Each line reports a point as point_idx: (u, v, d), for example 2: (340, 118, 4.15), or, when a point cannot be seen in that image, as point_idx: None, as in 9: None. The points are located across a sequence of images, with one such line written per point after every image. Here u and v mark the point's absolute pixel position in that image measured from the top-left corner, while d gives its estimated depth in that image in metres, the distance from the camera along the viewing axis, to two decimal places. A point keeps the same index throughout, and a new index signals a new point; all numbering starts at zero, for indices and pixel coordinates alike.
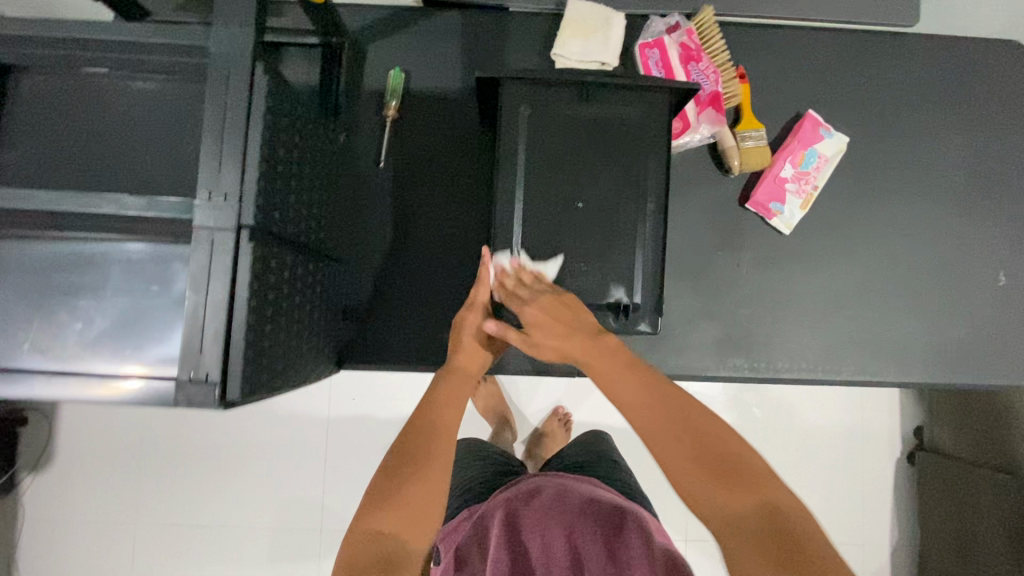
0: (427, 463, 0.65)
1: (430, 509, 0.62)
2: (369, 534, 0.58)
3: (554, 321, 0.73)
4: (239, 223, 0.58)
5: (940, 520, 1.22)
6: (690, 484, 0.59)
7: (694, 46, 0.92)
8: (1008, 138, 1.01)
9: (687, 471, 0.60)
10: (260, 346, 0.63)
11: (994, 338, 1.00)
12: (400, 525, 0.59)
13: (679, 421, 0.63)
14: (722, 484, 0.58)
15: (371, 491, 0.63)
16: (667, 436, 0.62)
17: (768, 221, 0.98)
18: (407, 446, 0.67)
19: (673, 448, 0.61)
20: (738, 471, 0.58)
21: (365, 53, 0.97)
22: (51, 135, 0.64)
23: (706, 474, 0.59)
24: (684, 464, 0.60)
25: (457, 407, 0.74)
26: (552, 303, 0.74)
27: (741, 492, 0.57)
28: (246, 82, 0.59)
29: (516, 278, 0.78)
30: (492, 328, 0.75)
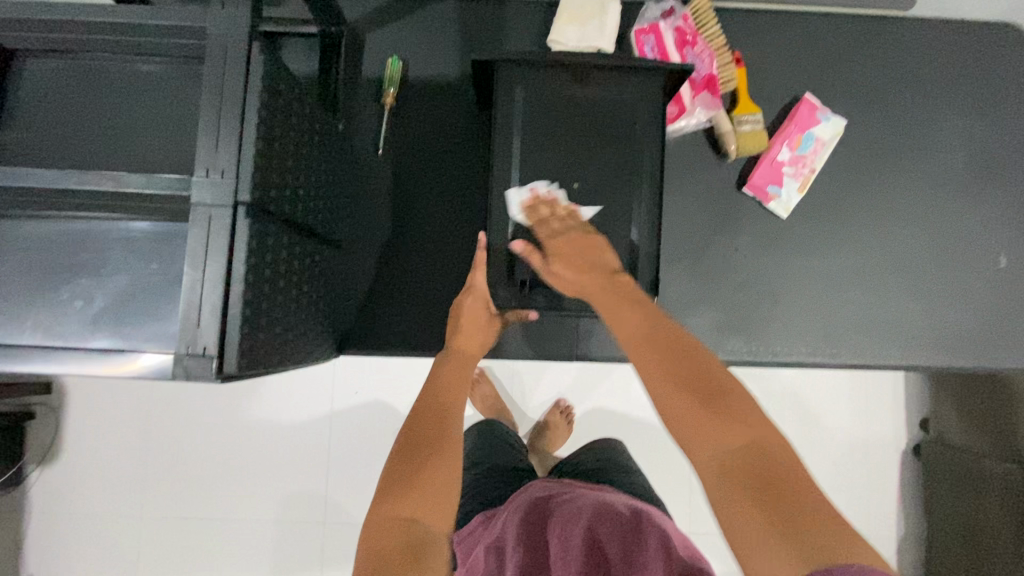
0: (442, 449, 0.65)
1: (448, 497, 0.61)
2: (394, 520, 0.57)
3: (577, 255, 0.75)
4: (236, 199, 0.59)
5: (947, 509, 1.21)
6: (673, 411, 0.54)
7: (689, 31, 0.92)
8: (1008, 120, 1.01)
9: (669, 391, 0.55)
10: (257, 323, 0.64)
11: (996, 321, 1.00)
12: (422, 508, 0.58)
13: (668, 352, 0.59)
14: (707, 414, 0.52)
15: (389, 479, 0.61)
16: (655, 365, 0.58)
17: (766, 204, 0.98)
18: (415, 434, 0.66)
19: (658, 373, 0.57)
20: (726, 403, 0.53)
21: (363, 41, 0.98)
22: (55, 115, 0.65)
23: (689, 401, 0.53)
24: (668, 384, 0.56)
25: (461, 391, 0.75)
26: (577, 238, 0.76)
27: (727, 427, 0.51)
28: (243, 61, 0.60)
29: (549, 208, 0.78)
30: (518, 247, 0.77)
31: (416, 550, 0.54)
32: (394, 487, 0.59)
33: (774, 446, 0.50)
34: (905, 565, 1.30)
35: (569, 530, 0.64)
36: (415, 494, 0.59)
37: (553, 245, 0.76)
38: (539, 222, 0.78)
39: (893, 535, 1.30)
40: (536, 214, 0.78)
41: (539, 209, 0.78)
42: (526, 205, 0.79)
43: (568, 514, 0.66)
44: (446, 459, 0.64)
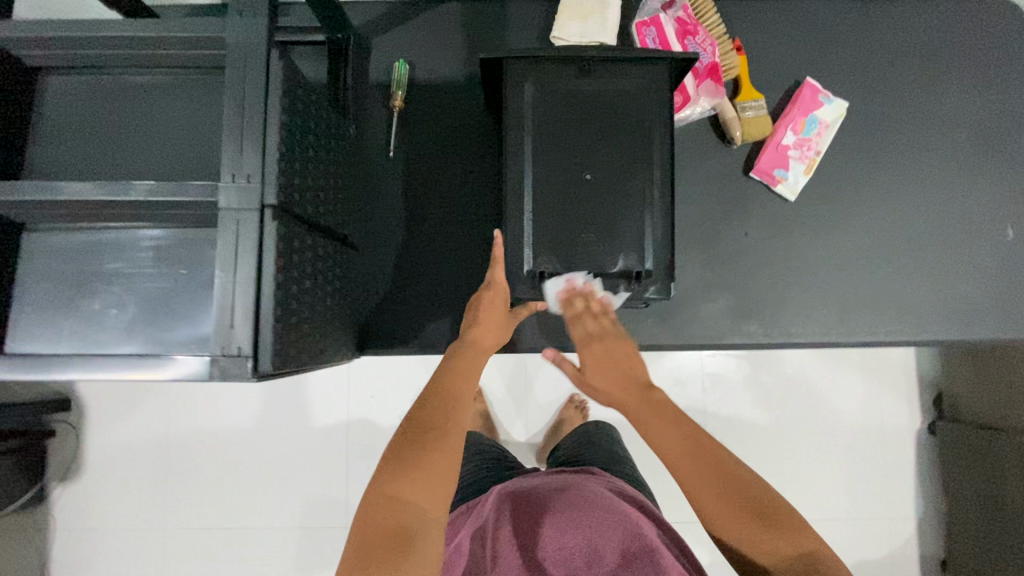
0: (443, 435, 0.64)
1: (445, 481, 0.62)
2: (385, 498, 0.59)
3: (605, 359, 0.76)
4: (262, 203, 0.61)
5: (965, 484, 1.22)
6: (734, 534, 0.59)
7: (690, 21, 0.95)
8: (1008, 93, 1.02)
9: (722, 511, 0.59)
10: (287, 322, 0.65)
11: (1005, 293, 1.01)
12: (418, 491, 0.60)
13: (711, 469, 0.62)
14: (761, 531, 0.58)
15: (388, 456, 0.63)
16: (699, 483, 0.61)
17: (774, 188, 1.00)
18: (419, 418, 0.66)
19: (710, 493, 0.61)
20: (775, 514, 0.58)
21: (369, 47, 1.00)
22: (80, 132, 0.68)
23: (744, 519, 0.58)
24: (720, 505, 0.60)
25: (472, 379, 0.73)
26: (613, 343, 0.78)
27: (780, 540, 0.57)
28: (263, 68, 0.61)
29: (584, 302, 0.81)
30: (549, 356, 0.80)
31: (410, 533, 0.57)
32: (393, 470, 0.61)
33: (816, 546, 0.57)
34: (924, 540, 1.32)
35: (565, 521, 0.65)
36: (416, 481, 0.60)
37: (588, 348, 0.78)
38: (576, 317, 0.80)
39: (910, 511, 1.32)
40: (571, 308, 0.81)
41: (573, 303, 0.81)
42: (561, 296, 0.82)
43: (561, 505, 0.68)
44: (448, 447, 0.64)
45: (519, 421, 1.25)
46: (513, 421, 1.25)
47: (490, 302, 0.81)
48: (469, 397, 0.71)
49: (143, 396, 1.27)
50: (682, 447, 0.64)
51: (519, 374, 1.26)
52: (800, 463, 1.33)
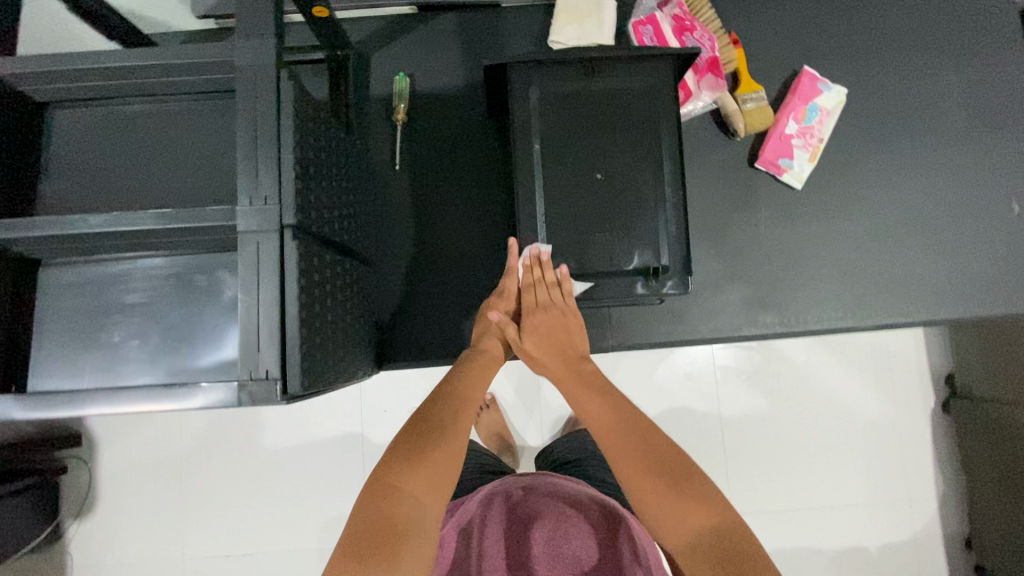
0: (449, 435, 0.67)
1: (447, 475, 0.63)
2: (389, 488, 0.59)
3: (552, 336, 0.82)
4: (282, 223, 0.60)
5: (985, 462, 1.22)
6: (642, 489, 0.64)
7: (687, 17, 0.95)
8: (1003, 71, 1.04)
9: (635, 466, 0.66)
10: (312, 341, 0.65)
11: (1014, 268, 1.02)
12: (419, 485, 0.60)
13: (633, 431, 0.70)
14: (676, 496, 0.62)
15: (392, 450, 0.64)
16: (625, 453, 0.67)
17: (780, 177, 1.00)
18: (428, 418, 0.68)
19: (627, 451, 0.67)
20: (692, 485, 0.63)
21: (369, 62, 1.00)
22: (90, 164, 0.68)
23: (661, 484, 0.63)
24: (634, 462, 0.66)
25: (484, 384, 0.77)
26: (558, 317, 0.82)
27: (693, 508, 0.61)
28: (274, 89, 0.61)
29: (542, 274, 0.82)
30: (496, 317, 0.83)
31: (408, 525, 0.57)
32: (398, 460, 0.62)
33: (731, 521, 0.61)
34: (947, 520, 1.31)
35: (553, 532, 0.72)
36: (423, 474, 0.61)
37: (532, 318, 0.82)
38: (529, 286, 0.83)
39: (933, 492, 1.32)
40: (529, 275, 0.83)
41: (531, 271, 0.82)
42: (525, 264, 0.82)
43: (552, 521, 0.73)
44: (454, 445, 0.66)
45: (536, 427, 1.24)
46: (530, 428, 1.25)
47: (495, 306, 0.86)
48: (475, 405, 0.73)
49: (156, 425, 1.26)
50: (615, 422, 0.71)
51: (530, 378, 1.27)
52: (818, 449, 1.33)
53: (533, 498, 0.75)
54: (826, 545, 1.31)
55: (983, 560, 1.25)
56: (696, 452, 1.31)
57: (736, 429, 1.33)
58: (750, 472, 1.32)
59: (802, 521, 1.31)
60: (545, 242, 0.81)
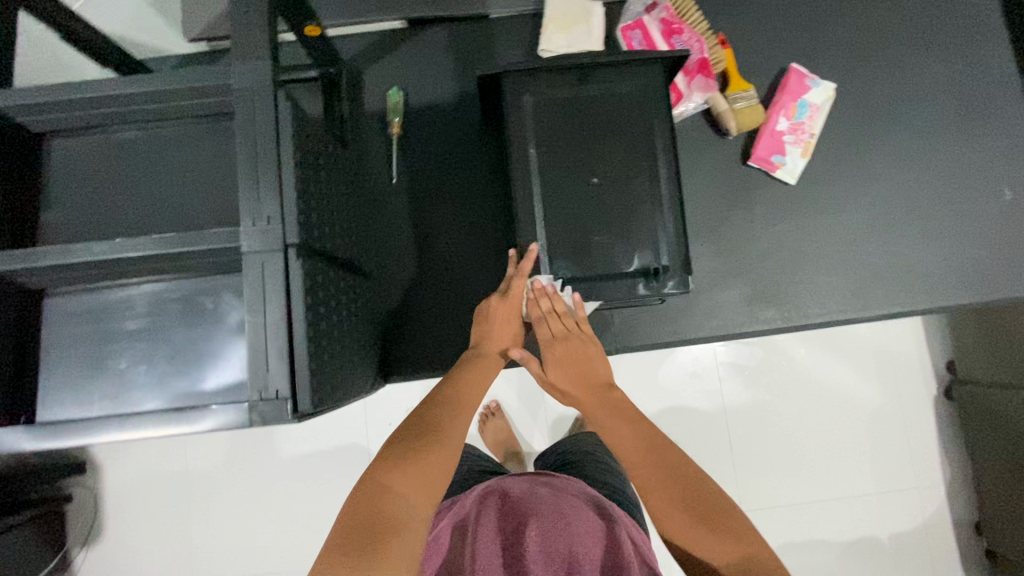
0: (442, 436, 0.66)
1: (436, 472, 0.62)
2: (376, 483, 0.60)
3: (574, 363, 0.78)
4: (285, 243, 0.61)
5: (989, 445, 1.23)
6: (679, 532, 0.61)
7: (674, 20, 0.96)
8: (987, 59, 1.05)
9: (667, 506, 0.62)
10: (320, 358, 0.65)
11: (1008, 252, 1.03)
12: (404, 479, 0.60)
13: (661, 466, 0.66)
14: (703, 530, 0.59)
15: (384, 449, 0.64)
16: (649, 479, 0.65)
17: (774, 174, 1.01)
18: (422, 420, 0.68)
19: (658, 491, 0.64)
20: (721, 518, 0.60)
21: (362, 78, 1.01)
22: (90, 191, 0.68)
23: (688, 518, 0.60)
24: (665, 501, 0.63)
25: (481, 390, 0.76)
26: (577, 346, 0.79)
27: (721, 542, 0.58)
28: (272, 110, 0.62)
29: (550, 303, 0.80)
30: (519, 356, 0.79)
31: (396, 522, 0.56)
32: (388, 458, 0.62)
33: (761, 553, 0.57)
34: (956, 505, 1.32)
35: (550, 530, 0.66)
36: (411, 473, 0.61)
37: (551, 350, 0.79)
38: (540, 318, 0.80)
39: (940, 479, 1.33)
40: (536, 307, 0.81)
41: (540, 303, 0.80)
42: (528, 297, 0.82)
43: (550, 517, 0.67)
44: (449, 446, 0.66)
45: (541, 432, 1.25)
46: (535, 433, 1.25)
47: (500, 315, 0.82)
48: (472, 412, 0.73)
49: (161, 449, 1.25)
50: (637, 446, 0.68)
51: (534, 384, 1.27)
52: (824, 441, 1.34)
53: (532, 498, 0.72)
54: (837, 536, 1.31)
55: (994, 544, 1.25)
56: (704, 449, 1.31)
57: (743, 425, 1.33)
58: (758, 467, 1.33)
59: (812, 514, 1.31)
60: (545, 275, 0.82)
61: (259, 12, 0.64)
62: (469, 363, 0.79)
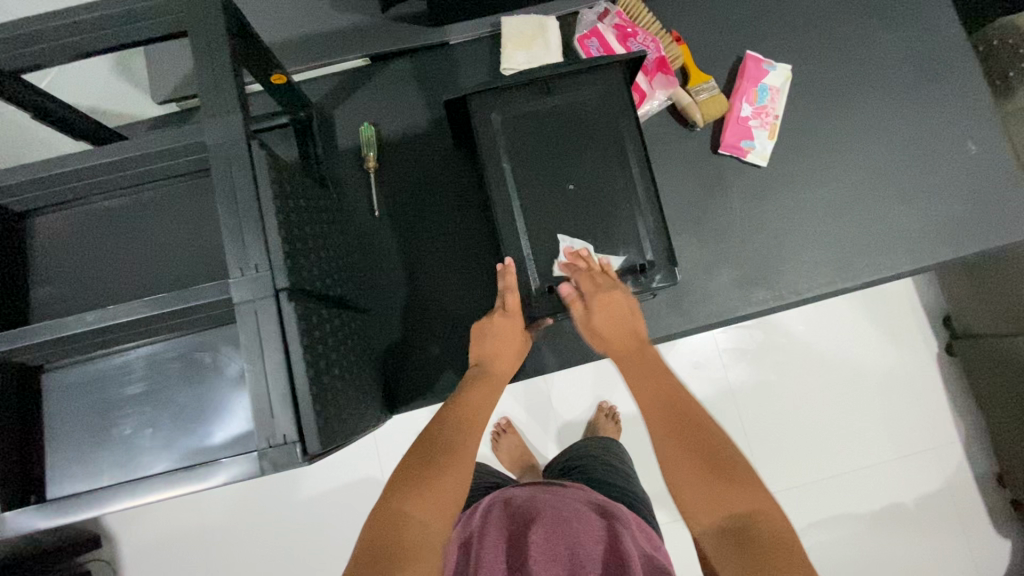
0: (457, 459, 0.66)
1: (450, 494, 0.63)
2: (390, 513, 0.59)
3: (617, 317, 0.79)
4: (276, 288, 0.61)
5: (997, 395, 1.24)
6: (685, 472, 0.63)
7: (628, 24, 1.00)
8: (932, 23, 1.09)
9: (679, 450, 0.65)
10: (323, 398, 0.65)
11: (984, 203, 1.05)
12: (417, 505, 0.60)
13: (674, 414, 0.69)
14: (717, 481, 0.61)
15: (395, 476, 0.64)
16: (665, 431, 0.68)
17: (745, 159, 1.03)
18: (433, 441, 0.68)
19: (671, 436, 0.67)
20: (736, 473, 0.62)
21: (332, 118, 1.03)
22: (76, 264, 0.68)
23: (699, 468, 0.63)
24: (677, 446, 0.66)
25: (485, 412, 0.75)
26: (619, 301, 0.79)
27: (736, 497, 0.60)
28: (248, 161, 0.63)
29: (586, 265, 0.81)
30: (567, 291, 0.79)
31: (411, 549, 0.57)
32: (399, 486, 0.62)
33: (772, 513, 0.59)
34: (974, 461, 1.33)
35: (554, 534, 0.66)
36: (424, 501, 0.61)
37: (597, 298, 0.78)
38: (580, 274, 0.80)
39: (954, 436, 1.34)
40: (575, 266, 0.81)
41: (579, 264, 0.81)
42: (567, 258, 0.82)
43: (554, 522, 0.67)
44: (463, 467, 0.66)
45: (554, 442, 1.26)
46: (548, 444, 1.26)
47: (499, 325, 0.83)
48: (479, 429, 0.73)
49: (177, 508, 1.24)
50: (656, 400, 0.71)
51: (541, 397, 1.28)
52: (832, 413, 1.35)
53: (536, 505, 0.72)
54: (862, 508, 1.31)
55: (1016, 495, 1.26)
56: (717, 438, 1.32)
57: (751, 407, 1.35)
58: (773, 448, 1.34)
59: (833, 488, 1.32)
60: (569, 239, 0.83)
61: (225, 68, 0.66)
62: (472, 384, 0.78)
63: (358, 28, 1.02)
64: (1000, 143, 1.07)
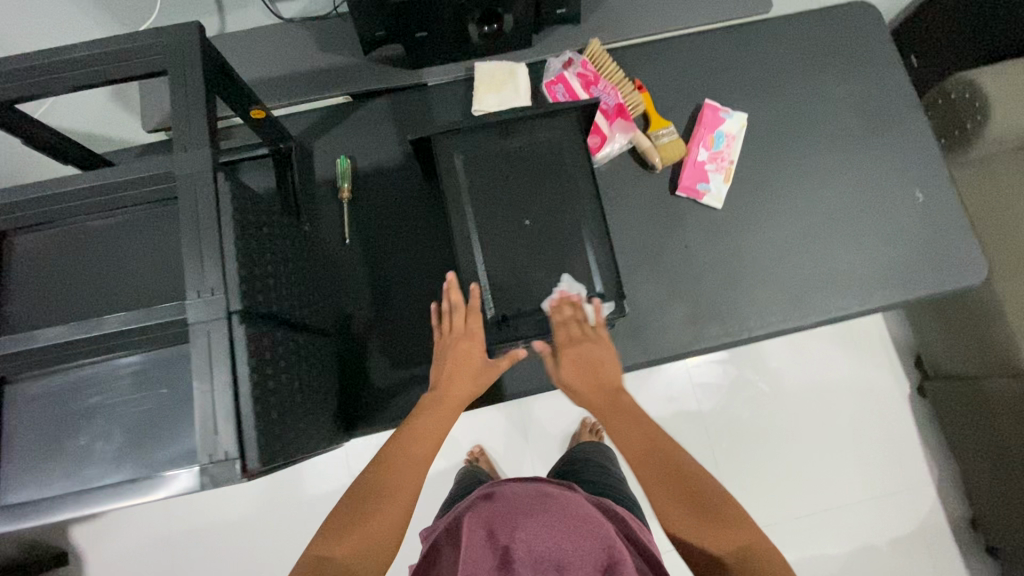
0: (395, 498, 0.71)
1: (381, 540, 0.67)
2: (319, 559, 0.65)
3: (586, 364, 0.87)
4: (229, 310, 0.65)
5: (967, 435, 1.25)
6: (676, 518, 0.69)
7: (591, 73, 1.07)
8: (880, 78, 1.16)
9: (671, 499, 0.70)
10: (268, 418, 0.68)
11: (934, 248, 1.10)
12: (346, 553, 0.65)
13: (661, 461, 0.74)
14: (713, 522, 0.67)
15: (333, 518, 0.69)
16: (656, 483, 0.73)
17: (701, 201, 1.08)
18: (370, 482, 0.72)
19: (662, 487, 0.72)
20: (727, 512, 0.68)
21: (311, 150, 1.09)
22: (46, 282, 0.72)
23: (697, 513, 0.69)
24: (667, 497, 0.71)
25: (431, 440, 0.79)
26: (591, 349, 0.88)
27: (725, 531, 0.67)
28: (213, 190, 0.68)
29: (572, 311, 0.86)
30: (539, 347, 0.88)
31: None
32: (330, 532, 0.67)
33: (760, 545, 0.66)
34: (947, 504, 1.34)
35: (540, 532, 0.63)
36: (355, 543, 0.66)
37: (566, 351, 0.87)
38: (560, 324, 0.86)
39: (922, 476, 1.35)
40: (559, 314, 0.86)
41: (563, 310, 0.86)
42: (554, 303, 0.86)
43: (543, 518, 0.64)
44: (401, 507, 0.71)
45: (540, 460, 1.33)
46: (534, 462, 1.33)
47: (461, 353, 0.87)
48: (424, 463, 0.77)
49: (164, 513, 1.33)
50: (638, 447, 0.77)
51: (524, 418, 1.36)
52: (797, 450, 1.36)
53: (522, 500, 0.69)
54: (832, 549, 1.31)
55: (990, 538, 1.25)
56: None
57: (716, 441, 1.36)
58: (738, 483, 1.34)
59: (800, 528, 1.32)
60: (565, 278, 0.87)
61: (198, 105, 0.71)
62: (423, 412, 0.82)
63: (340, 68, 1.09)
64: (948, 191, 1.12)
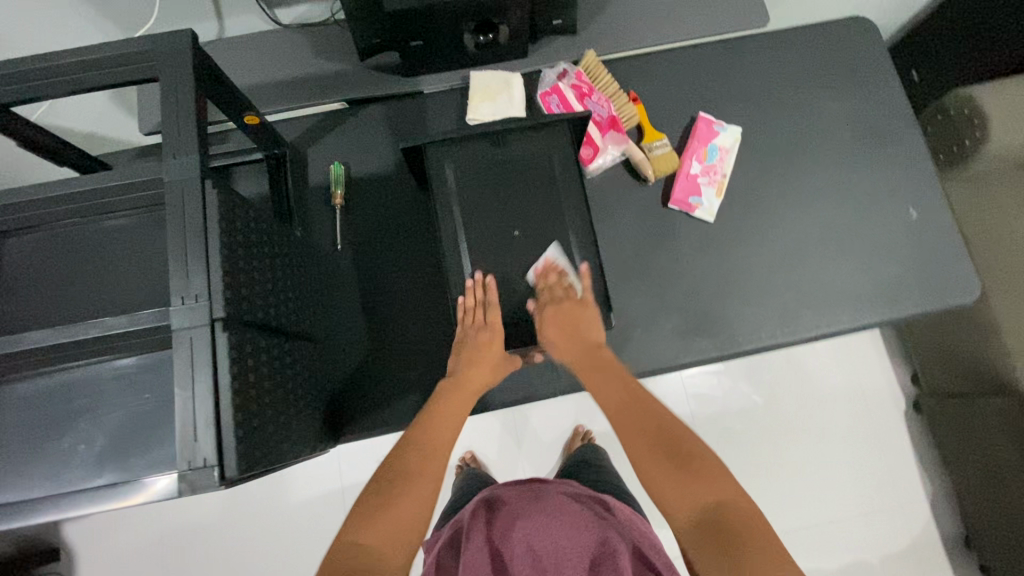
0: (416, 480, 0.74)
1: (405, 522, 0.70)
2: (349, 547, 0.67)
3: (572, 327, 0.86)
4: (212, 317, 0.65)
5: (960, 452, 1.24)
6: (655, 477, 0.73)
7: (585, 85, 1.07)
8: (875, 94, 1.16)
9: (653, 456, 0.75)
10: (249, 425, 0.68)
11: (928, 265, 1.09)
12: (370, 538, 0.68)
13: (643, 422, 0.79)
14: (688, 479, 0.71)
15: (357, 507, 0.71)
16: (644, 445, 0.76)
17: (693, 214, 1.08)
18: (391, 468, 0.76)
19: (645, 449, 0.76)
20: (701, 466, 0.72)
21: (305, 156, 1.10)
22: (33, 285, 0.73)
23: (675, 469, 0.72)
24: (650, 454, 0.75)
25: (449, 429, 0.82)
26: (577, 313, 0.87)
27: (699, 483, 0.71)
28: (200, 198, 0.68)
29: (557, 277, 0.87)
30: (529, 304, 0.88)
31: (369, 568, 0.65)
32: (356, 521, 0.69)
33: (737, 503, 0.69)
34: (940, 522, 1.33)
35: (533, 530, 0.69)
36: (378, 528, 0.68)
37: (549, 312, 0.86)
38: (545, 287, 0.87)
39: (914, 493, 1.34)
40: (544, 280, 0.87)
41: (549, 276, 0.87)
42: (539, 271, 0.88)
43: (534, 518, 0.71)
44: (422, 489, 0.74)
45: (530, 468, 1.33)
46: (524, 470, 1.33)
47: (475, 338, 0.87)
48: (442, 451, 0.80)
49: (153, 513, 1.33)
50: (621, 408, 0.81)
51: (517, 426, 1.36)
52: (788, 464, 1.36)
53: (516, 505, 0.75)
54: (822, 565, 1.30)
55: (982, 558, 1.24)
56: None
57: None
58: None
59: (790, 543, 1.31)
60: (554, 247, 0.89)
61: (188, 113, 0.72)
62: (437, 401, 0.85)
63: (336, 74, 1.10)
64: (942, 208, 1.12)
